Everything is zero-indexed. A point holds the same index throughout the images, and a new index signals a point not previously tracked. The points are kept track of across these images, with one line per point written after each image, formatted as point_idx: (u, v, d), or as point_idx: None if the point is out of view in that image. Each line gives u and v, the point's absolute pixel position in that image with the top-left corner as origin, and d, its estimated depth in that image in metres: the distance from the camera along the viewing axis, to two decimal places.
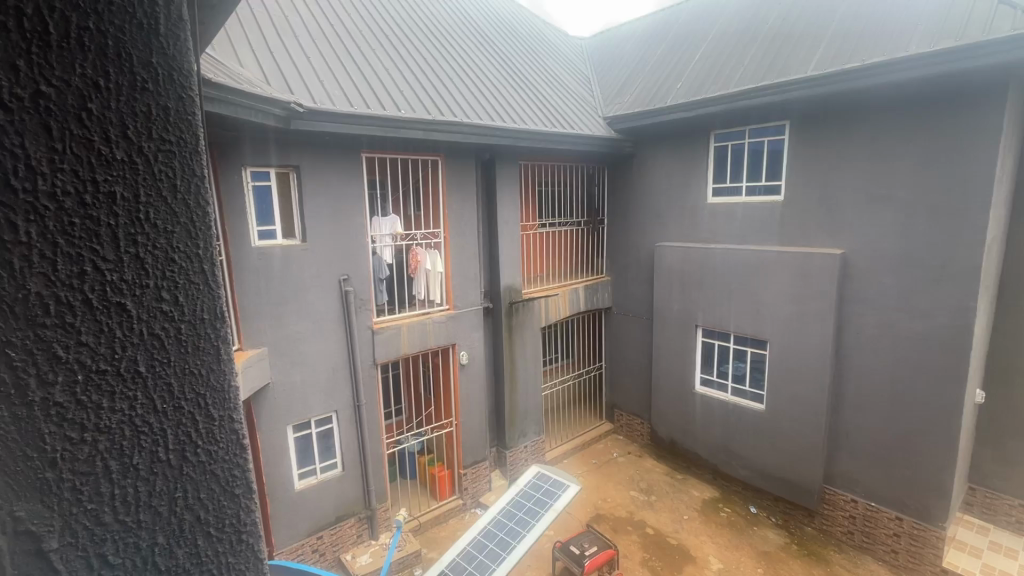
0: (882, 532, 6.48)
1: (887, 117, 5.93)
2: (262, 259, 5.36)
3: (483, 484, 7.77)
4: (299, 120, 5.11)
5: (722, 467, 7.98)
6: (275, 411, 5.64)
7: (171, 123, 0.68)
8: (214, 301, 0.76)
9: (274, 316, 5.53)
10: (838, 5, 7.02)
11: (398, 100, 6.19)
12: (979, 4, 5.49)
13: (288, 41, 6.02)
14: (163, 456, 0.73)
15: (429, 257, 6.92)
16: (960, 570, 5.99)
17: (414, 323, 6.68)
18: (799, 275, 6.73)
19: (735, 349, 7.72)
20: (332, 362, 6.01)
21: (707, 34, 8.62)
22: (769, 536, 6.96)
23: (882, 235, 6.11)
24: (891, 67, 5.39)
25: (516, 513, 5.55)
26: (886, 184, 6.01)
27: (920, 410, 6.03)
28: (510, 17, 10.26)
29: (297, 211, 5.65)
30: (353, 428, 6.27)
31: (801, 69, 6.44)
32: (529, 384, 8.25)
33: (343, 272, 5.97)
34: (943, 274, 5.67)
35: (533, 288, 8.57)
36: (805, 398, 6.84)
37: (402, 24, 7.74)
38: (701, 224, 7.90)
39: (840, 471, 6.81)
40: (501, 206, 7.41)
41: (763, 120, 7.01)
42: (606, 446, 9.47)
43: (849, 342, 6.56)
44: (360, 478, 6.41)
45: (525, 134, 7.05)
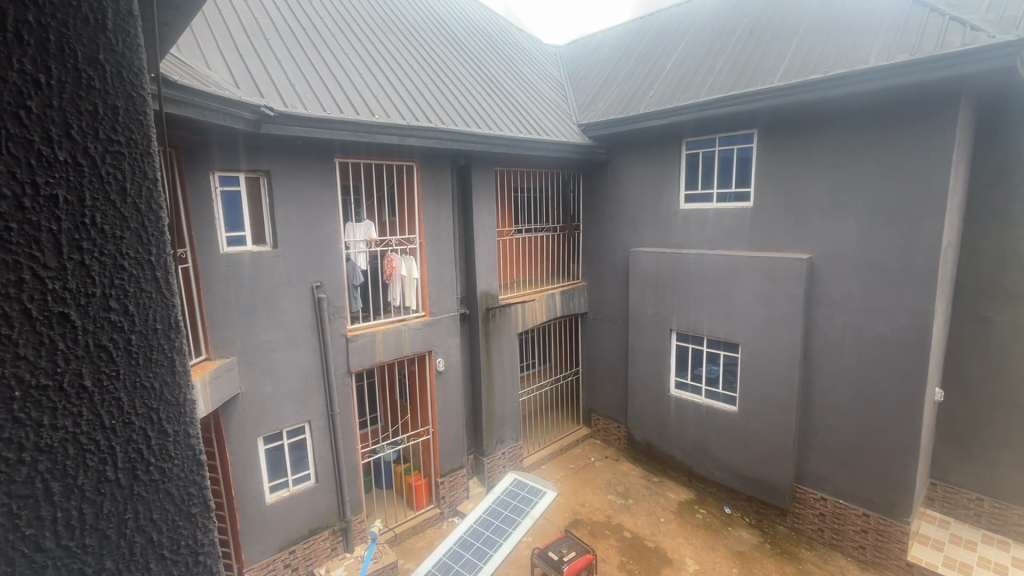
0: (850, 528, 6.66)
1: (849, 126, 6.16)
2: (231, 265, 5.20)
3: (460, 492, 7.68)
4: (269, 123, 5.00)
5: (697, 469, 8.08)
6: (245, 423, 5.47)
7: (120, 123, 0.65)
8: (169, 311, 0.73)
9: (243, 324, 5.36)
10: (801, 18, 7.28)
11: (372, 105, 6.13)
12: (931, 20, 5.77)
13: (258, 43, 5.91)
14: (109, 476, 0.69)
15: (405, 263, 6.87)
16: (924, 563, 6.19)
17: (389, 330, 6.59)
18: (769, 279, 6.90)
19: (708, 352, 7.85)
20: (304, 370, 5.87)
21: (678, 44, 8.82)
22: (743, 536, 7.08)
23: (846, 240, 6.33)
24: (851, 78, 5.60)
25: (493, 522, 5.50)
26: (849, 191, 6.24)
27: (884, 409, 6.24)
28: (484, 23, 10.30)
29: (267, 217, 5.51)
30: (327, 438, 6.13)
31: (767, 79, 6.64)
32: (506, 389, 8.21)
33: (315, 278, 5.85)
34: (904, 277, 5.89)
35: (510, 293, 8.57)
36: (776, 399, 7.00)
37: (376, 29, 7.69)
38: (674, 229, 8.03)
39: (809, 470, 6.98)
40: (476, 212, 7.41)
41: (733, 128, 7.18)
42: (583, 451, 9.51)
43: (817, 344, 6.74)
44: (334, 489, 6.26)
45: (499, 140, 7.06)
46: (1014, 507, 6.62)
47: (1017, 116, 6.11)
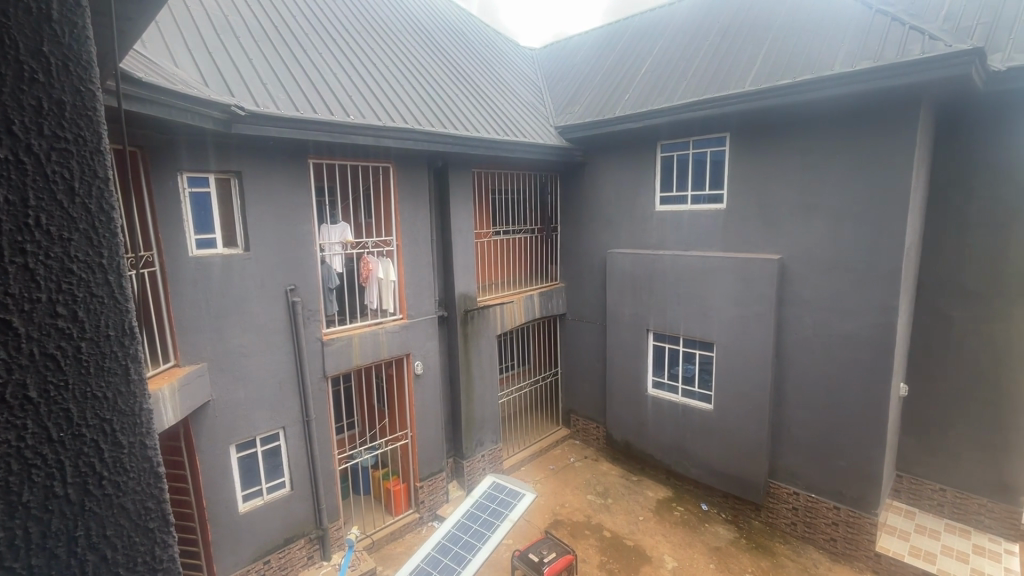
0: (821, 522, 6.83)
1: (817, 130, 6.34)
2: (200, 269, 5.05)
3: (440, 496, 7.62)
4: (240, 123, 4.87)
5: (674, 467, 8.19)
6: (216, 431, 5.30)
7: (67, 119, 0.62)
8: (123, 317, 0.70)
9: (213, 329, 5.20)
10: (771, 24, 7.46)
11: (347, 105, 6.04)
12: (893, 27, 5.97)
13: (228, 41, 5.77)
14: (58, 492, 0.66)
15: (382, 265, 6.77)
16: (891, 553, 6.39)
17: (366, 333, 6.49)
18: (742, 279, 7.04)
19: (685, 352, 7.96)
20: (278, 376, 5.74)
21: (654, 48, 8.95)
22: (719, 532, 7.20)
23: (815, 240, 6.50)
24: (819, 84, 5.76)
25: (471, 525, 5.47)
26: (817, 193, 6.42)
27: (852, 405, 6.43)
28: (460, 24, 10.28)
29: (238, 219, 5.37)
30: (302, 445, 6.01)
31: (739, 83, 6.78)
32: (485, 392, 8.18)
33: (289, 281, 5.73)
34: (870, 277, 6.09)
35: (488, 295, 8.56)
36: (750, 396, 7.14)
37: (351, 28, 7.59)
38: (650, 231, 8.13)
39: (782, 465, 7.15)
40: (454, 213, 7.38)
41: (706, 131, 7.31)
42: (563, 451, 9.54)
43: (788, 343, 6.91)
44: (310, 497, 6.13)
45: (476, 141, 7.05)
46: (974, 496, 6.89)
47: (973, 122, 6.37)
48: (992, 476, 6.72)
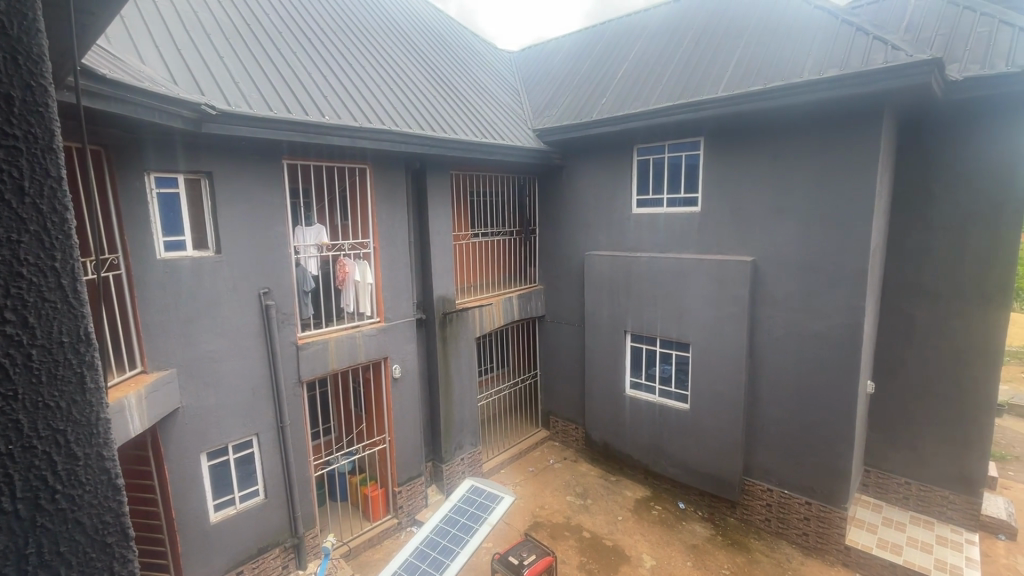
0: (794, 517, 6.99)
1: (787, 136, 6.51)
2: (168, 272, 4.89)
3: (419, 500, 7.54)
4: (211, 123, 4.74)
5: (652, 467, 8.28)
6: (187, 439, 5.14)
7: (16, 115, 0.59)
8: (78, 323, 0.67)
9: (183, 334, 5.04)
10: (742, 31, 7.63)
11: (322, 105, 5.94)
12: (857, 37, 6.16)
13: (198, 38, 5.61)
14: (8, 508, 0.62)
15: (358, 268, 6.67)
16: (860, 546, 6.57)
17: (342, 336, 6.39)
18: (716, 281, 7.18)
19: (661, 353, 8.07)
20: (251, 381, 5.60)
21: (629, 53, 9.08)
22: (696, 529, 7.30)
23: (785, 243, 6.67)
24: (789, 90, 5.91)
25: (449, 530, 5.41)
26: (787, 197, 6.58)
27: (822, 402, 6.60)
28: (437, 26, 10.24)
29: (209, 220, 5.23)
30: (277, 451, 5.87)
31: (712, 89, 6.91)
32: (465, 394, 8.15)
33: (263, 284, 5.61)
34: (838, 278, 6.27)
35: (467, 298, 8.54)
36: (724, 396, 7.28)
37: (326, 27, 7.49)
38: (627, 234, 8.22)
39: (756, 463, 7.29)
40: (432, 215, 7.34)
41: (681, 135, 7.43)
42: (542, 453, 9.56)
43: (761, 343, 7.07)
44: (285, 505, 6.00)
45: (454, 143, 7.02)
46: (937, 489, 7.15)
47: (933, 129, 6.63)
48: (953, 469, 7.00)
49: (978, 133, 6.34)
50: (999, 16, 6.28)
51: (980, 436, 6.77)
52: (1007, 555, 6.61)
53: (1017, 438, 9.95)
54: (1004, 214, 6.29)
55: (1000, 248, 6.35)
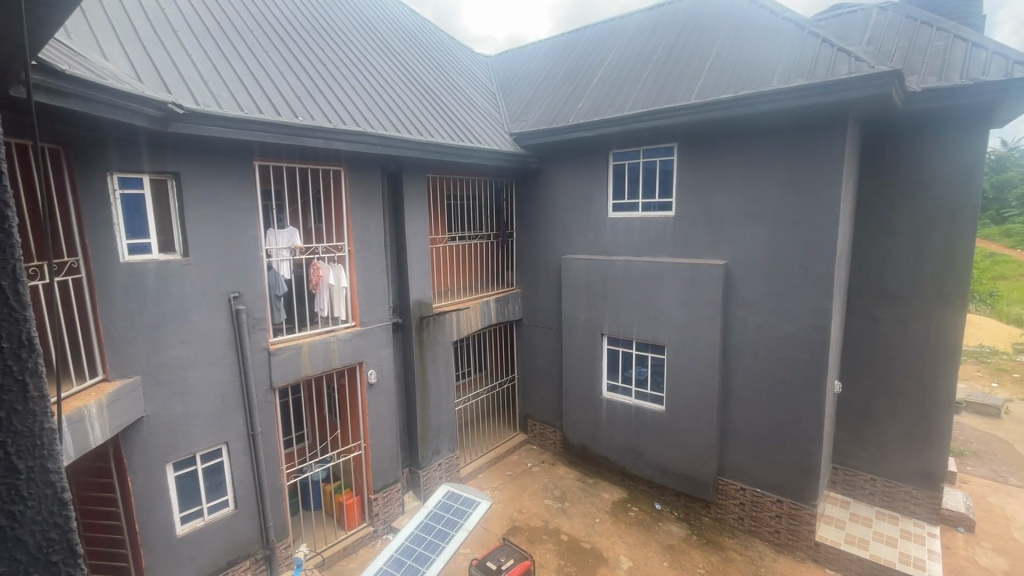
0: (767, 515, 7.13)
1: (757, 143, 6.69)
2: (133, 276, 4.71)
3: (395, 507, 7.43)
4: (178, 122, 4.60)
5: (629, 469, 8.34)
6: (152, 449, 4.94)
7: None
8: (18, 328, 0.68)
9: (148, 340, 4.86)
10: (714, 39, 7.80)
11: (295, 106, 5.83)
12: (823, 48, 6.37)
13: (165, 35, 5.45)
14: None
15: (333, 271, 6.57)
16: (829, 541, 6.74)
17: (316, 341, 6.26)
18: (690, 284, 7.30)
19: (637, 355, 8.16)
20: (220, 388, 5.43)
21: (605, 59, 9.20)
22: (672, 530, 7.38)
23: (756, 247, 6.83)
24: (758, 99, 6.08)
25: (425, 537, 5.34)
26: (757, 202, 6.75)
27: (792, 402, 6.76)
28: (413, 28, 10.17)
29: (176, 222, 5.07)
30: (247, 460, 5.71)
31: (685, 96, 7.04)
32: (442, 399, 8.08)
33: (233, 288, 5.46)
34: (807, 281, 6.45)
35: (444, 301, 8.48)
36: (698, 397, 7.39)
37: (299, 27, 7.36)
38: (604, 238, 8.30)
39: (730, 462, 7.42)
40: (408, 219, 7.28)
41: (656, 141, 7.56)
42: (520, 456, 9.55)
43: (734, 344, 7.21)
44: (256, 515, 5.82)
45: (431, 146, 6.99)
46: (901, 484, 7.39)
47: (894, 138, 6.90)
48: (916, 465, 7.25)
49: (936, 142, 6.62)
50: (954, 31, 6.58)
51: (940, 432, 7.04)
52: (966, 547, 6.88)
53: (974, 433, 10.39)
54: (960, 219, 6.57)
55: (957, 252, 6.63)
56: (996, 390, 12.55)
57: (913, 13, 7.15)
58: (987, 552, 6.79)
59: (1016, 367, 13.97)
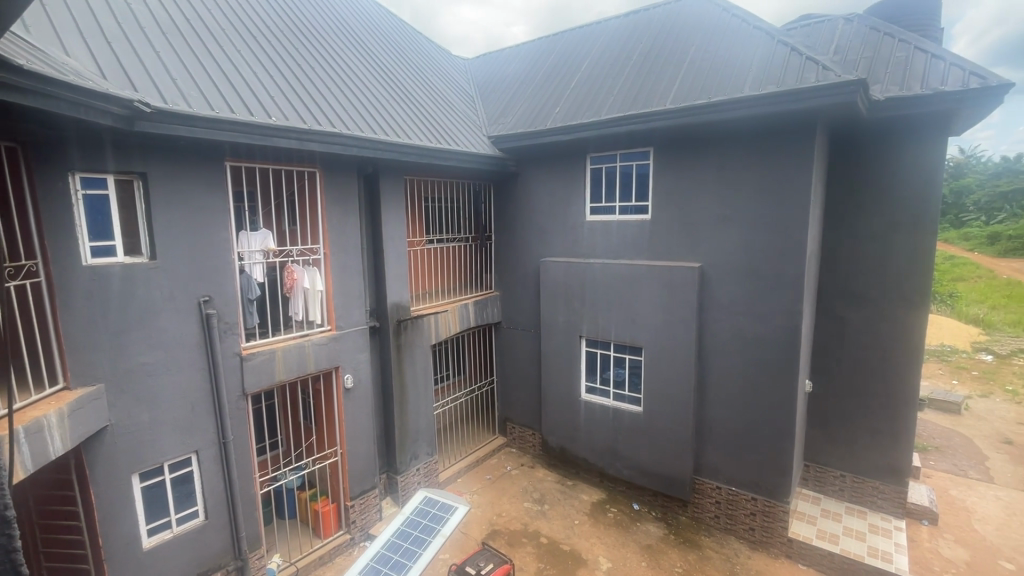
0: (741, 513, 7.25)
1: (730, 148, 6.83)
2: (96, 280, 4.53)
3: (372, 514, 7.31)
4: (145, 121, 4.46)
5: (608, 470, 8.40)
6: (117, 459, 4.75)
7: None
8: None
9: (113, 346, 4.68)
10: (689, 46, 7.95)
11: (268, 106, 5.71)
12: (792, 56, 6.55)
13: (131, 32, 5.28)
14: None
15: (308, 275, 6.45)
16: (801, 537, 6.89)
17: (290, 346, 6.12)
18: (666, 287, 7.40)
19: (615, 357, 8.23)
20: (190, 395, 5.27)
21: (582, 64, 9.29)
22: (650, 530, 7.44)
23: (730, 250, 6.97)
24: (731, 105, 6.21)
25: (401, 545, 5.25)
26: (730, 206, 6.89)
27: (766, 401, 6.90)
28: (390, 29, 10.11)
29: (143, 224, 4.90)
30: (218, 469, 5.55)
31: (660, 101, 7.15)
32: (420, 403, 8.00)
33: (203, 292, 5.31)
34: (779, 283, 6.60)
35: (423, 305, 8.41)
36: (675, 398, 7.49)
37: (273, 26, 7.23)
38: (582, 240, 8.36)
39: (706, 462, 7.53)
40: (385, 221, 7.19)
41: (632, 145, 7.66)
42: (499, 460, 9.51)
43: (709, 346, 7.33)
44: (227, 525, 5.66)
45: (408, 148, 6.94)
46: (869, 480, 7.61)
47: (860, 145, 7.13)
48: (882, 461, 7.48)
49: (899, 148, 6.86)
50: (915, 42, 6.84)
51: (905, 429, 7.27)
52: (930, 539, 7.13)
53: (936, 429, 10.79)
54: (922, 223, 6.82)
55: (920, 254, 6.87)
56: (956, 387, 13.10)
57: (876, 25, 7.41)
58: (949, 544, 7.04)
59: (975, 365, 14.59)
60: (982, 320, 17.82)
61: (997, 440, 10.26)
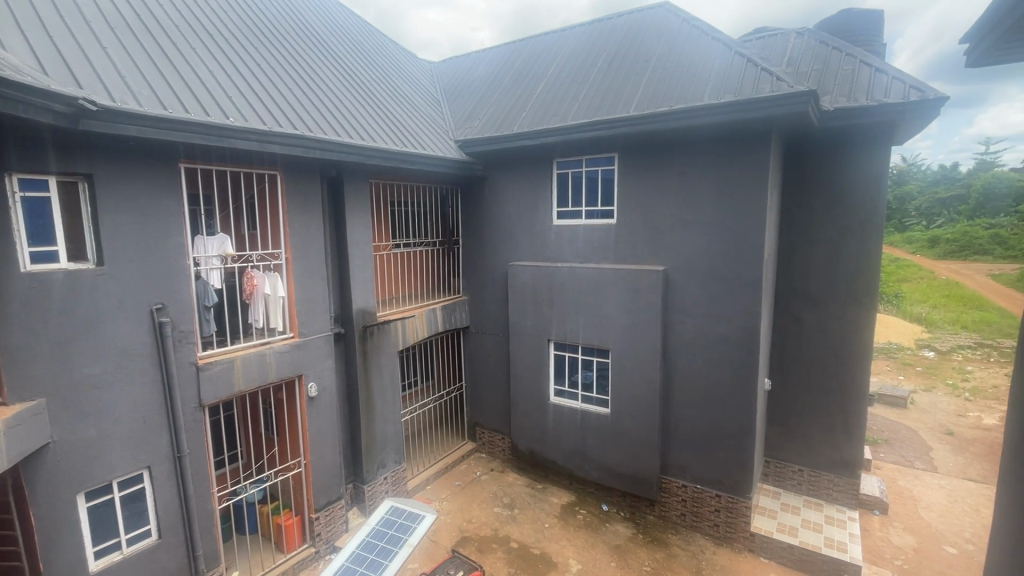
0: (706, 510, 7.42)
1: (691, 154, 7.01)
2: (36, 287, 4.25)
3: (338, 526, 7.12)
4: (91, 120, 4.22)
5: (577, 472, 8.45)
6: (59, 478, 4.44)
7: None
8: None
9: (55, 358, 4.40)
10: (651, 54, 8.15)
11: (226, 107, 5.52)
12: (748, 66, 6.80)
13: (75, 26, 5.01)
14: None
15: (268, 280, 6.24)
16: (762, 531, 7.10)
17: (250, 354, 5.91)
18: (632, 290, 7.53)
19: (583, 360, 8.31)
20: (141, 408, 5.01)
21: (548, 69, 9.40)
22: (619, 530, 7.53)
23: (692, 253, 7.16)
24: (692, 113, 6.38)
25: (366, 556, 5.12)
26: (692, 211, 7.08)
27: (728, 400, 7.09)
28: (354, 30, 9.95)
29: (88, 229, 4.64)
30: (172, 485, 5.28)
31: (624, 108, 7.29)
32: (387, 410, 7.86)
33: (155, 299, 5.06)
34: (739, 285, 6.81)
35: (389, 310, 8.29)
36: (642, 399, 7.61)
37: (231, 24, 7.01)
38: (549, 244, 8.42)
39: (673, 461, 7.69)
40: (350, 225, 7.05)
41: (597, 151, 7.77)
42: (469, 465, 9.45)
43: (674, 348, 7.49)
44: (183, 543, 5.40)
45: (373, 151, 6.82)
46: (825, 473, 7.93)
47: (813, 152, 7.45)
48: (837, 455, 7.81)
49: (848, 157, 7.22)
50: (861, 56, 7.22)
51: (857, 424, 7.62)
52: (881, 528, 7.49)
53: (885, 423, 11.35)
54: (869, 227, 7.19)
55: (867, 256, 7.24)
56: (902, 382, 13.85)
57: (825, 38, 7.79)
58: (899, 532, 7.41)
59: (919, 361, 15.48)
60: (925, 319, 18.93)
61: (940, 431, 10.88)
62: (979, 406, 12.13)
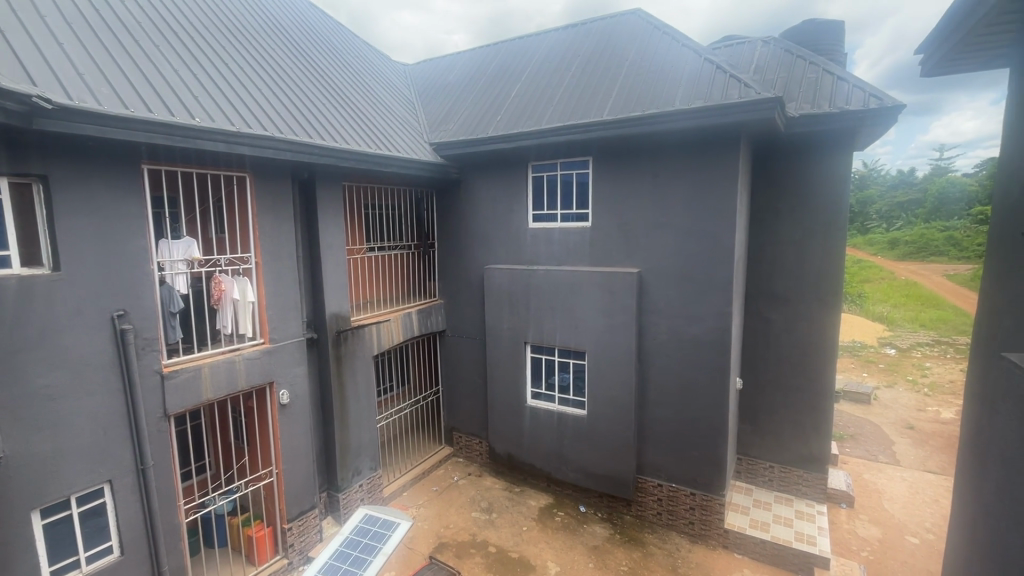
0: (681, 508, 7.53)
1: (663, 158, 7.13)
2: None
3: (312, 535, 6.95)
4: (46, 119, 4.03)
5: (554, 475, 8.47)
6: (11, 495, 4.20)
7: None
8: None
9: (6, 370, 4.17)
10: (624, 59, 8.27)
11: (191, 107, 5.35)
12: (717, 73, 6.96)
13: (28, 20, 4.77)
14: None
15: (238, 285, 6.08)
16: (736, 527, 7.23)
17: (218, 362, 5.73)
18: (607, 292, 7.60)
19: (560, 362, 8.34)
20: (101, 419, 4.79)
21: (523, 73, 9.44)
22: (596, 531, 7.57)
23: (664, 256, 7.28)
24: (663, 117, 6.49)
25: (340, 567, 5.00)
26: (665, 214, 7.20)
27: (702, 399, 7.22)
28: (325, 30, 9.80)
29: (43, 233, 4.43)
30: (135, 499, 5.06)
31: (597, 112, 7.37)
32: (363, 416, 7.73)
33: (116, 306, 4.86)
34: (710, 286, 6.95)
35: (363, 314, 8.18)
36: (618, 400, 7.68)
37: (196, 22, 6.80)
38: (524, 247, 8.44)
39: (648, 461, 7.78)
40: (323, 229, 6.93)
41: (572, 155, 7.83)
42: (446, 470, 9.37)
43: (648, 349, 7.59)
44: (148, 559, 5.19)
45: (345, 153, 6.71)
46: (794, 469, 8.14)
47: (779, 157, 7.68)
48: (805, 451, 8.04)
49: (812, 162, 7.46)
50: (823, 64, 7.48)
51: (824, 420, 7.85)
52: (848, 521, 7.74)
53: (850, 419, 11.75)
54: (833, 229, 7.44)
55: (832, 258, 7.49)
56: (866, 378, 14.36)
57: (789, 47, 8.05)
58: (864, 524, 7.66)
59: (881, 358, 16.12)
60: (886, 317, 19.71)
61: (901, 425, 11.32)
62: (937, 400, 12.67)
